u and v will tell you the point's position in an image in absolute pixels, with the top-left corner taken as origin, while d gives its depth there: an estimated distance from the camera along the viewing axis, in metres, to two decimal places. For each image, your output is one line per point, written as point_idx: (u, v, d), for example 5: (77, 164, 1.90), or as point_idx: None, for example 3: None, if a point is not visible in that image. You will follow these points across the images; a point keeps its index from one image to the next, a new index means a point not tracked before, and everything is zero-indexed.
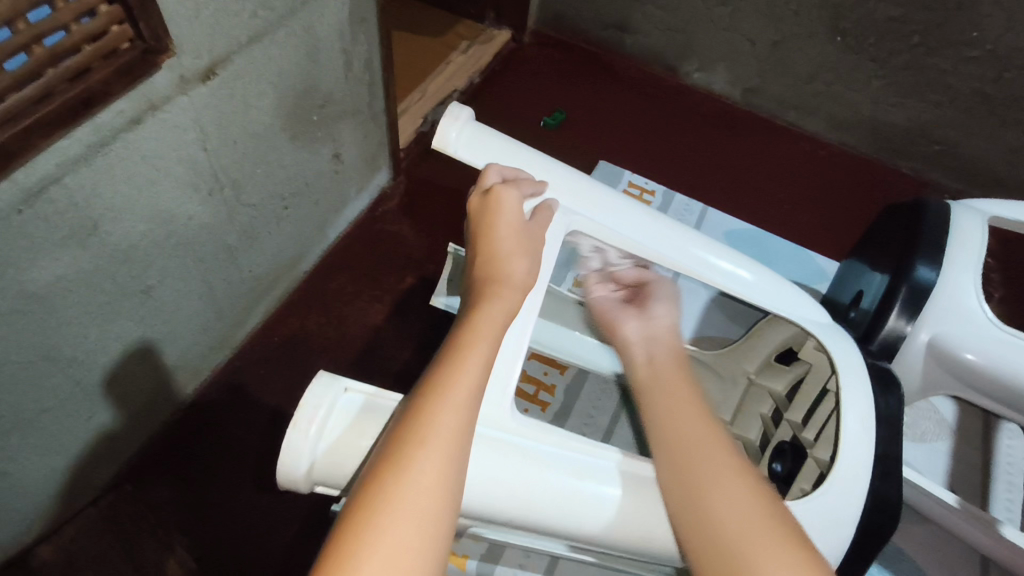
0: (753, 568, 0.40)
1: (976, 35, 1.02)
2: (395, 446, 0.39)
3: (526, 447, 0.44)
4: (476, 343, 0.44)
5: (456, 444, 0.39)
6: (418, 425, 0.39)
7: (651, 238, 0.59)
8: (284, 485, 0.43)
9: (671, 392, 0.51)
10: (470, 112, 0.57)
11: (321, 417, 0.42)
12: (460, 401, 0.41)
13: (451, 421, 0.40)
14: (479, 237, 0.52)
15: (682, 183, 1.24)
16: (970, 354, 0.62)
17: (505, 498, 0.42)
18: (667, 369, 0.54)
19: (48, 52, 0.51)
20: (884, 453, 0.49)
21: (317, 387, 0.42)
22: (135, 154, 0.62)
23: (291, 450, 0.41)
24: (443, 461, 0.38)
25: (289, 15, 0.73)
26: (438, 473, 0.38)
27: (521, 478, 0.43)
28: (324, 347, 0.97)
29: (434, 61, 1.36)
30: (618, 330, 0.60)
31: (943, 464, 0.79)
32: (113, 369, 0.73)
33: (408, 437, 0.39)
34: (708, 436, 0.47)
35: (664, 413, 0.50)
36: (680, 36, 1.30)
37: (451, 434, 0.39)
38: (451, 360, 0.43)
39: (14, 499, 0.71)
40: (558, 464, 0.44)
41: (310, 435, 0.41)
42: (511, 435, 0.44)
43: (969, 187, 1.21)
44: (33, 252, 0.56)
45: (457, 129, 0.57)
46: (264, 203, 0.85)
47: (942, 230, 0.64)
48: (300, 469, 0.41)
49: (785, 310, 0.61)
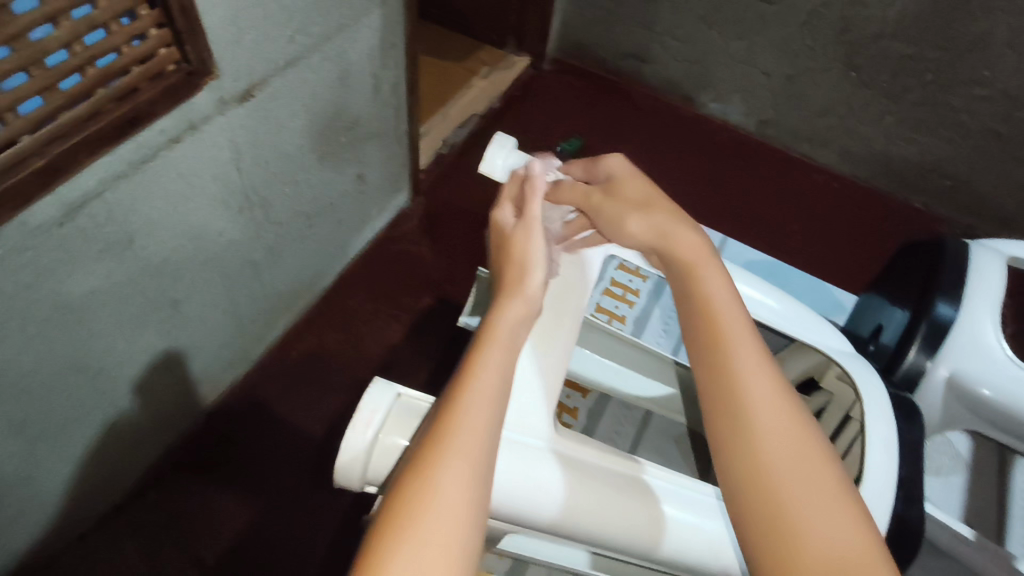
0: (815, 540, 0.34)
1: (987, 74, 1.04)
2: (419, 458, 0.36)
3: (571, 458, 0.44)
4: (499, 348, 0.43)
5: (477, 454, 0.37)
6: (438, 433, 0.37)
7: None
8: (338, 482, 0.44)
9: (727, 376, 0.39)
10: (513, 139, 0.59)
11: (377, 419, 0.43)
12: (481, 402, 0.39)
13: (471, 428, 0.38)
14: (500, 246, 0.51)
15: (695, 210, 1.26)
16: (987, 390, 0.64)
17: (536, 507, 0.41)
18: (716, 327, 0.41)
19: (101, 73, 0.53)
20: (907, 477, 0.50)
21: (374, 393, 0.44)
22: (173, 171, 0.64)
23: (351, 448, 0.42)
24: (467, 470, 0.36)
25: (323, 42, 0.76)
26: (464, 484, 0.35)
27: (557, 485, 0.41)
28: (342, 362, 0.99)
29: (456, 85, 1.40)
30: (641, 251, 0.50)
31: (957, 500, 0.80)
32: (138, 378, 0.75)
33: (434, 445, 0.36)
34: (780, 436, 0.37)
35: (727, 427, 0.38)
36: (697, 67, 1.33)
37: (472, 442, 0.37)
38: (469, 367, 0.41)
39: (39, 505, 0.72)
40: (590, 473, 0.43)
41: (367, 434, 0.42)
42: (549, 443, 0.44)
43: (980, 223, 1.23)
44: (73, 263, 0.58)
45: (504, 155, 0.58)
46: (289, 220, 0.87)
47: (961, 268, 0.66)
48: (357, 466, 0.43)
49: (810, 338, 0.61)
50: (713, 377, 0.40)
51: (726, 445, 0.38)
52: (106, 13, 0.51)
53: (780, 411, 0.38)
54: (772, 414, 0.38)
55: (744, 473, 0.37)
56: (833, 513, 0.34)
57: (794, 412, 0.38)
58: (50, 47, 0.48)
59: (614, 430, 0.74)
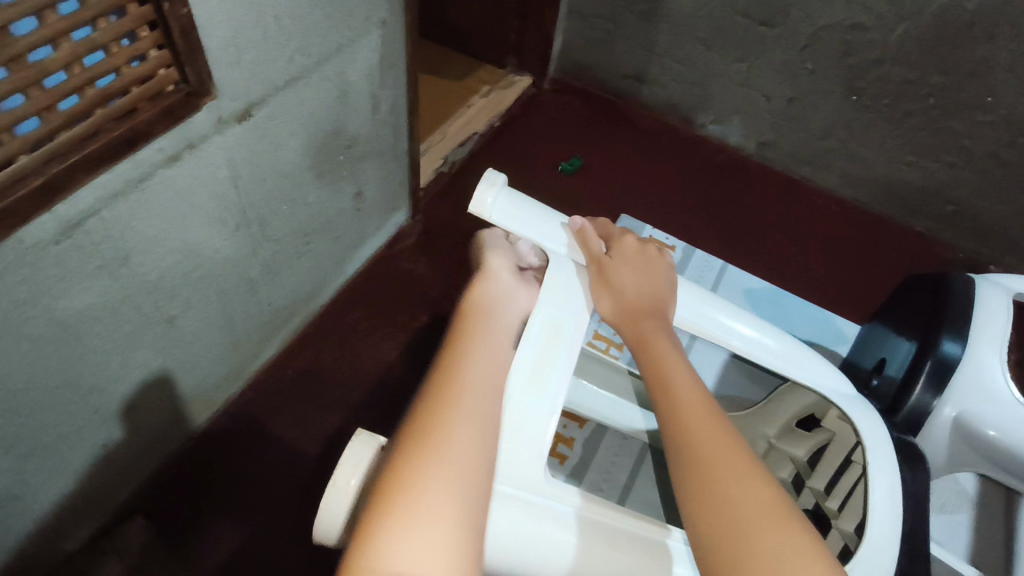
0: (727, 498, 0.41)
1: (989, 99, 1.04)
2: (415, 452, 0.40)
3: (557, 511, 0.44)
4: (486, 329, 0.51)
5: (479, 410, 0.44)
6: (438, 416, 0.42)
7: (684, 310, 0.58)
8: (319, 539, 0.43)
9: (668, 378, 0.49)
10: (505, 178, 0.55)
11: (361, 473, 0.43)
12: (467, 408, 0.43)
13: (468, 409, 0.43)
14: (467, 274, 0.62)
15: (693, 234, 1.25)
16: (993, 431, 0.64)
17: (535, 559, 0.43)
18: (657, 342, 0.51)
19: (99, 94, 0.53)
20: (912, 528, 0.49)
21: (357, 445, 0.44)
22: (170, 190, 0.63)
23: (334, 501, 0.42)
24: (475, 425, 0.42)
25: (323, 61, 0.76)
26: (466, 460, 0.40)
27: (551, 541, 0.43)
28: (337, 382, 0.98)
29: (456, 103, 1.40)
30: (610, 286, 0.53)
31: (965, 539, 0.80)
32: (129, 397, 0.73)
33: (427, 441, 0.41)
34: (703, 422, 0.45)
35: (667, 414, 0.47)
36: (697, 88, 1.33)
37: (474, 404, 0.44)
38: (461, 360, 0.47)
39: (25, 526, 0.70)
40: (585, 529, 0.44)
41: (351, 488, 0.42)
42: (536, 495, 0.45)
43: (983, 248, 1.22)
44: (67, 282, 0.57)
45: (493, 195, 0.54)
46: (286, 238, 0.87)
47: (966, 304, 0.65)
48: (339, 521, 0.42)
49: (808, 377, 0.60)
50: (656, 376, 0.49)
51: (680, 468, 0.44)
52: (107, 34, 0.50)
53: (702, 406, 0.46)
54: (723, 443, 0.44)
55: (677, 450, 0.45)
56: (772, 520, 0.40)
57: (721, 417, 0.46)
58: (51, 67, 0.47)
59: (611, 461, 0.75)
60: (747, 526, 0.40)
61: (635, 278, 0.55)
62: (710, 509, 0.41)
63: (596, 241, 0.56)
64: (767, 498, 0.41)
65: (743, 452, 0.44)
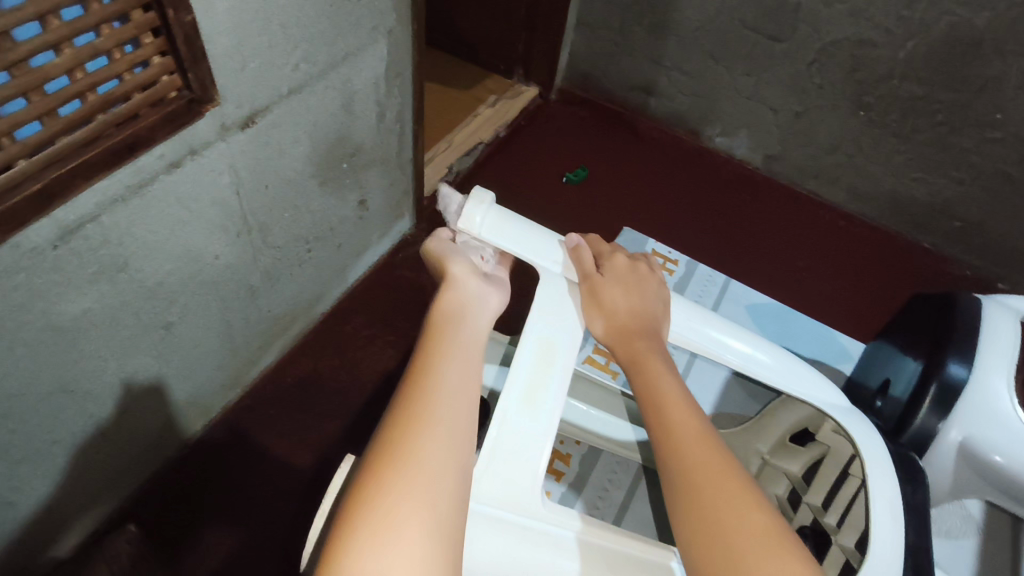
0: (719, 519, 0.41)
1: (998, 116, 1.03)
2: (384, 460, 0.39)
3: (552, 535, 0.44)
4: (460, 338, 0.50)
5: (457, 430, 0.43)
6: (411, 423, 0.42)
7: (679, 325, 0.57)
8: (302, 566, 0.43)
9: (659, 395, 0.48)
10: (494, 197, 0.54)
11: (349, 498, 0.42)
12: (445, 420, 0.43)
13: (443, 416, 0.43)
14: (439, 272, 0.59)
15: (696, 247, 1.25)
16: (999, 457, 0.62)
17: None
18: (649, 359, 0.51)
19: (101, 100, 0.53)
20: (916, 545, 0.48)
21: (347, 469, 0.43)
22: (171, 197, 0.63)
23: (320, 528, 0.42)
24: (447, 444, 0.41)
25: (328, 70, 0.76)
26: (443, 471, 0.40)
27: (549, 567, 0.43)
28: (336, 391, 0.97)
29: (463, 112, 1.41)
30: (602, 309, 0.53)
31: (969, 565, 0.79)
32: (125, 402, 0.73)
33: (399, 449, 0.40)
34: (694, 439, 0.45)
35: (658, 432, 0.46)
36: (704, 101, 1.33)
37: (449, 413, 0.43)
38: (433, 367, 0.46)
39: (17, 531, 0.69)
40: (584, 555, 0.44)
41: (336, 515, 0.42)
42: (536, 521, 0.44)
43: (991, 265, 1.21)
44: (64, 287, 0.57)
45: (482, 214, 0.53)
46: (288, 245, 0.86)
47: (972, 325, 0.65)
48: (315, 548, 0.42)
49: (804, 393, 0.59)
50: (647, 393, 0.49)
51: (673, 488, 0.43)
52: (110, 41, 0.51)
53: (694, 424, 0.46)
54: (714, 461, 0.44)
55: (668, 469, 0.44)
56: (763, 540, 0.40)
57: (711, 433, 0.46)
58: (52, 73, 0.47)
59: (608, 478, 0.77)
60: (740, 548, 0.39)
61: (626, 295, 0.54)
62: (703, 531, 0.41)
63: (591, 261, 0.55)
64: (758, 518, 0.41)
65: (734, 468, 0.43)
